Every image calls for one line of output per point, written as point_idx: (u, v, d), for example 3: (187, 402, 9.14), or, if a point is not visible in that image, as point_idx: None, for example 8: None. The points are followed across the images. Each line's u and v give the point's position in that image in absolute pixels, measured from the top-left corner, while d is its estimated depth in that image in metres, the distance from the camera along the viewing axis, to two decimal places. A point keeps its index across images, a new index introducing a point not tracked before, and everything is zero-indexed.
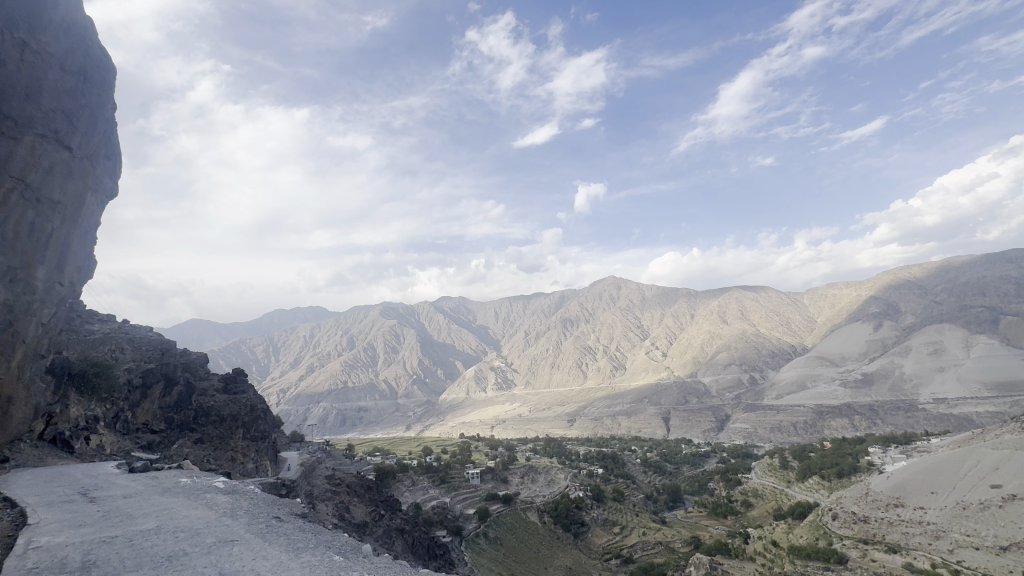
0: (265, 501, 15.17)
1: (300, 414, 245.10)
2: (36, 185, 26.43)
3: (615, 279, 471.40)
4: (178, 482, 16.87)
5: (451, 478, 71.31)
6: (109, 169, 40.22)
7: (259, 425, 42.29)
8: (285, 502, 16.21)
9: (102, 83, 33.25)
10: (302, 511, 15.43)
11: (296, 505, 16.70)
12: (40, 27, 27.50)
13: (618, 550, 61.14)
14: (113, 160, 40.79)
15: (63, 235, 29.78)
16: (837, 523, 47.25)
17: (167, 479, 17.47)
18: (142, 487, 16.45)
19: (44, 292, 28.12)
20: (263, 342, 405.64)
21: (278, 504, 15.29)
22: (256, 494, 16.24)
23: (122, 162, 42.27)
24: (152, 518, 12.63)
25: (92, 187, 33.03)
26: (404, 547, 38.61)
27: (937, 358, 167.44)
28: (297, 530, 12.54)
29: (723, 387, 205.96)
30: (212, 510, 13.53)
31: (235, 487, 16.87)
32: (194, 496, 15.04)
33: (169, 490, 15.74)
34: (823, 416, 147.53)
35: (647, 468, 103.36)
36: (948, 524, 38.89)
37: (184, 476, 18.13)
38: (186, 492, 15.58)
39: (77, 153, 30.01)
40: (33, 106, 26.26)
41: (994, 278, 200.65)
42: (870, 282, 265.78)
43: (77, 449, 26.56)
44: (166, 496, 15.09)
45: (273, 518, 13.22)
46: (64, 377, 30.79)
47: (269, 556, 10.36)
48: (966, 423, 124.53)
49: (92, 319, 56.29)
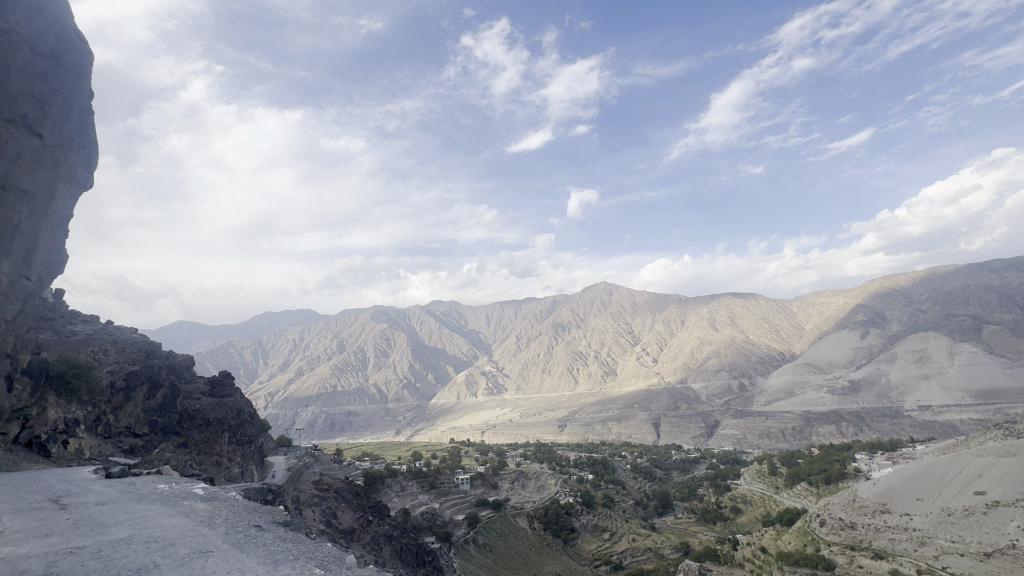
0: (246, 509, 13.72)
1: (289, 418, 243.06)
2: (3, 172, 28.02)
3: (606, 284, 473.66)
4: (155, 489, 15.89)
5: (440, 483, 71.16)
6: (83, 160, 39.99)
7: (246, 429, 41.93)
8: (270, 511, 14.80)
9: (78, 68, 34.50)
10: (287, 518, 14.13)
11: (283, 514, 15.24)
12: (10, 7, 28.11)
13: (608, 556, 61.27)
14: (87, 150, 40.66)
15: (31, 226, 31.38)
16: (826, 528, 47.87)
17: (144, 486, 16.68)
18: (116, 493, 15.55)
19: (8, 286, 29.83)
20: (251, 345, 401.70)
21: (261, 513, 13.86)
22: (238, 503, 14.92)
23: (99, 154, 42.36)
24: (123, 526, 10.92)
25: (65, 175, 34.52)
26: (392, 554, 38.49)
27: (922, 366, 170.02)
28: (280, 539, 10.75)
29: (713, 393, 207.43)
30: (190, 518, 11.77)
31: (216, 494, 15.80)
32: (171, 502, 13.81)
33: (144, 497, 14.56)
34: (811, 422, 148.98)
35: (637, 474, 103.57)
36: (933, 530, 39.51)
37: (163, 481, 17.53)
38: (164, 499, 14.38)
39: (48, 141, 31.54)
40: (2, 90, 27.63)
41: (977, 287, 204.49)
42: (857, 290, 269.62)
43: (54, 454, 26.18)
44: (142, 503, 13.80)
45: (254, 526, 11.48)
46: (41, 378, 30.42)
47: (246, 571, 8.55)
48: (950, 430, 126.43)
49: (75, 320, 55.70)
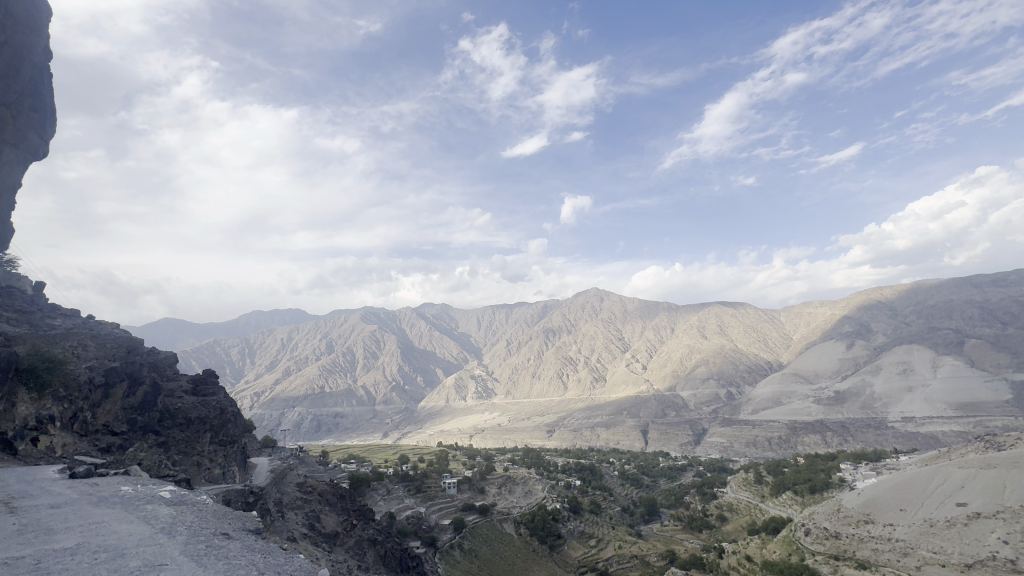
0: (213, 515, 12.98)
1: (275, 419, 240.45)
2: None
3: (597, 289, 473.13)
4: (117, 490, 15.23)
5: (427, 487, 70.10)
6: (35, 124, 50.13)
7: (229, 430, 40.77)
8: (239, 516, 14.14)
9: (28, 28, 45.30)
10: (256, 526, 13.28)
11: (252, 518, 14.59)
12: None
13: (593, 562, 60.79)
14: (44, 117, 50.82)
15: None
16: (810, 538, 47.67)
17: (108, 487, 15.79)
18: (77, 495, 14.76)
19: None
20: (238, 344, 397.13)
21: (229, 519, 13.09)
22: (208, 507, 14.22)
23: (55, 123, 52.44)
24: (74, 534, 10.13)
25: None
26: (376, 559, 37.61)
27: (905, 377, 172.06)
28: (245, 550, 9.98)
29: (701, 401, 208.10)
30: (148, 526, 10.97)
31: (184, 498, 14.92)
32: (134, 507, 12.97)
33: (105, 500, 13.78)
34: (797, 431, 149.85)
35: (624, 480, 103.21)
36: (916, 541, 39.37)
37: (127, 484, 16.68)
38: (125, 503, 13.52)
39: None
40: None
41: (961, 301, 207.40)
42: (845, 302, 272.62)
43: (20, 451, 25.15)
44: (100, 507, 13.04)
45: (219, 537, 10.71)
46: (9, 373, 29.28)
47: None
48: (932, 441, 127.79)
49: (54, 313, 54.70)
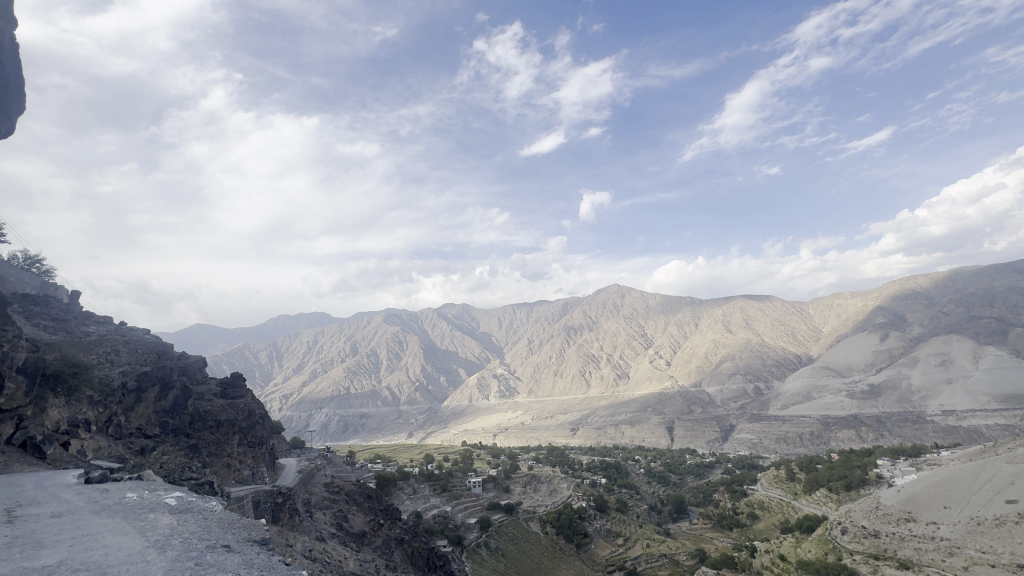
0: (219, 524, 12.19)
1: (303, 420, 244.68)
2: None
3: (619, 286, 466.85)
4: (122, 499, 14.44)
5: (452, 486, 69.46)
6: None
7: (258, 431, 40.64)
8: (247, 524, 13.30)
9: None
10: (264, 536, 12.41)
11: (261, 526, 13.80)
12: None
13: (621, 562, 58.93)
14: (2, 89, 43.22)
15: None
16: (847, 536, 45.26)
17: (113, 496, 15.10)
18: (81, 503, 14.09)
19: None
20: (267, 347, 406.34)
21: (235, 528, 12.28)
22: (215, 514, 13.47)
23: (15, 95, 44.83)
24: (62, 549, 9.33)
25: None
26: (403, 558, 36.56)
27: (945, 369, 164.43)
28: (243, 567, 9.07)
29: (728, 396, 203.27)
30: (145, 537, 10.18)
31: (190, 505, 14.16)
32: (133, 515, 12.27)
33: (106, 509, 13.03)
34: (830, 427, 145.07)
35: (650, 478, 100.77)
36: (962, 540, 36.76)
37: (136, 490, 15.98)
38: (127, 511, 12.84)
39: None
40: None
41: (1002, 289, 197.52)
42: (877, 291, 262.94)
43: (50, 455, 24.97)
44: (101, 516, 12.26)
45: (219, 548, 10.00)
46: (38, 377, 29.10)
47: None
48: (976, 436, 121.99)
49: (87, 320, 55.90)
